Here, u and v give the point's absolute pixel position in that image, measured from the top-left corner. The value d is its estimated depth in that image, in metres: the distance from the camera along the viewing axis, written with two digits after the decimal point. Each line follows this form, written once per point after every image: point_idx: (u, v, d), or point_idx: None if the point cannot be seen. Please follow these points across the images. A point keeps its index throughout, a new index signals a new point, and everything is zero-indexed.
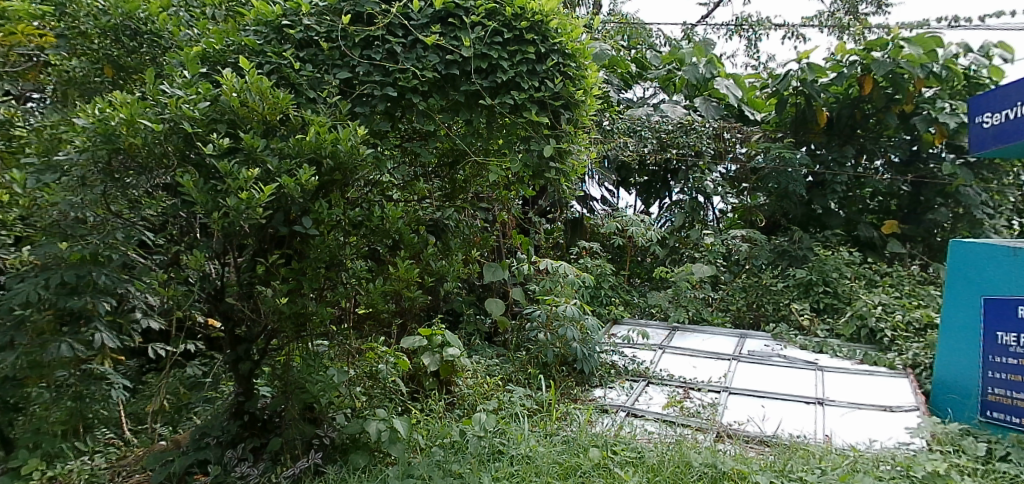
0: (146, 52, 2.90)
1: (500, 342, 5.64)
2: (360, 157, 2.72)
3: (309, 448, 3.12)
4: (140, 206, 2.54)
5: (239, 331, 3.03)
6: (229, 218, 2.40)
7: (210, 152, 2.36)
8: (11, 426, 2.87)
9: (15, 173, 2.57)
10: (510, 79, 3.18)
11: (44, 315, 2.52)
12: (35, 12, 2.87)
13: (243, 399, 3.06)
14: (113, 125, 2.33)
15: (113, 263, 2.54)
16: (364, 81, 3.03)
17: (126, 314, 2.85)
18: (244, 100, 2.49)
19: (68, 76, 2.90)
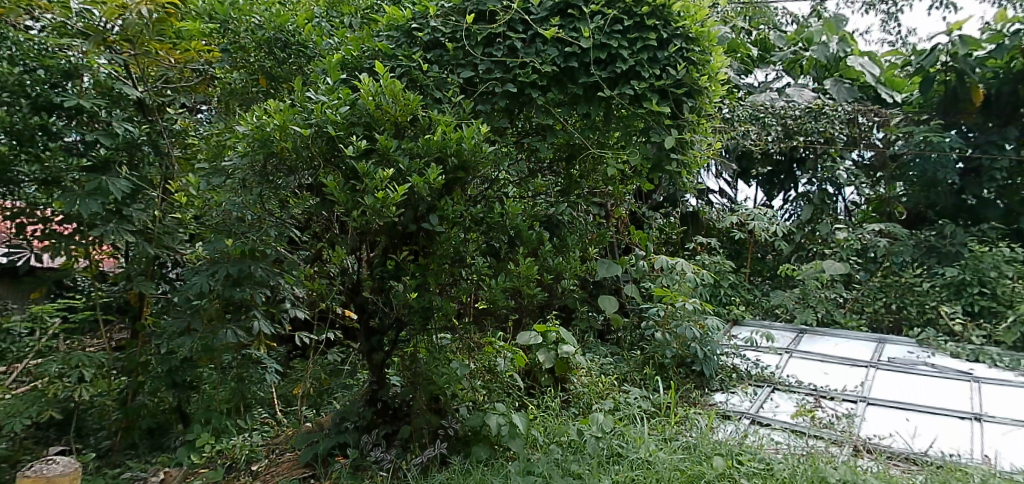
0: (293, 62, 3.11)
1: (613, 340, 5.57)
2: (482, 155, 2.75)
3: (435, 438, 3.24)
4: (288, 206, 2.74)
5: (372, 323, 3.19)
6: (366, 216, 2.54)
7: (350, 153, 2.50)
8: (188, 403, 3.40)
9: (194, 178, 2.88)
10: (630, 68, 3.06)
11: (213, 304, 2.83)
12: (205, 30, 3.15)
13: (377, 387, 3.24)
14: (268, 130, 2.51)
15: (267, 258, 2.81)
16: (485, 79, 3.06)
17: (277, 304, 3.13)
18: (379, 103, 2.61)
19: (231, 88, 3.19)
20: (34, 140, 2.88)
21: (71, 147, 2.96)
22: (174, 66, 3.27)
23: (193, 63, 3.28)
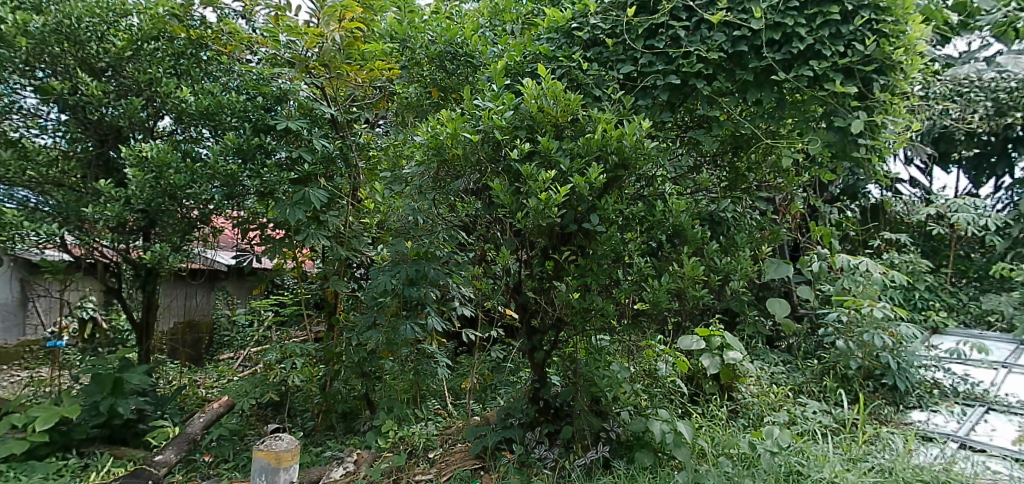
0: (462, 73, 3.25)
1: (783, 347, 5.14)
2: (644, 152, 2.68)
3: (597, 440, 3.21)
4: (456, 209, 2.94)
5: (534, 322, 3.27)
6: (530, 217, 2.60)
7: (514, 157, 2.58)
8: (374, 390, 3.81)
9: (378, 184, 3.25)
10: (808, 48, 2.79)
11: (393, 301, 3.21)
12: (386, 51, 3.41)
13: (539, 385, 3.31)
14: (442, 139, 2.69)
15: (439, 259, 3.05)
16: (646, 72, 2.98)
17: (448, 303, 3.45)
18: (541, 105, 2.67)
19: (407, 101, 3.41)
20: (255, 158, 3.33)
21: (281, 162, 3.39)
22: (361, 84, 3.57)
23: (376, 81, 3.60)
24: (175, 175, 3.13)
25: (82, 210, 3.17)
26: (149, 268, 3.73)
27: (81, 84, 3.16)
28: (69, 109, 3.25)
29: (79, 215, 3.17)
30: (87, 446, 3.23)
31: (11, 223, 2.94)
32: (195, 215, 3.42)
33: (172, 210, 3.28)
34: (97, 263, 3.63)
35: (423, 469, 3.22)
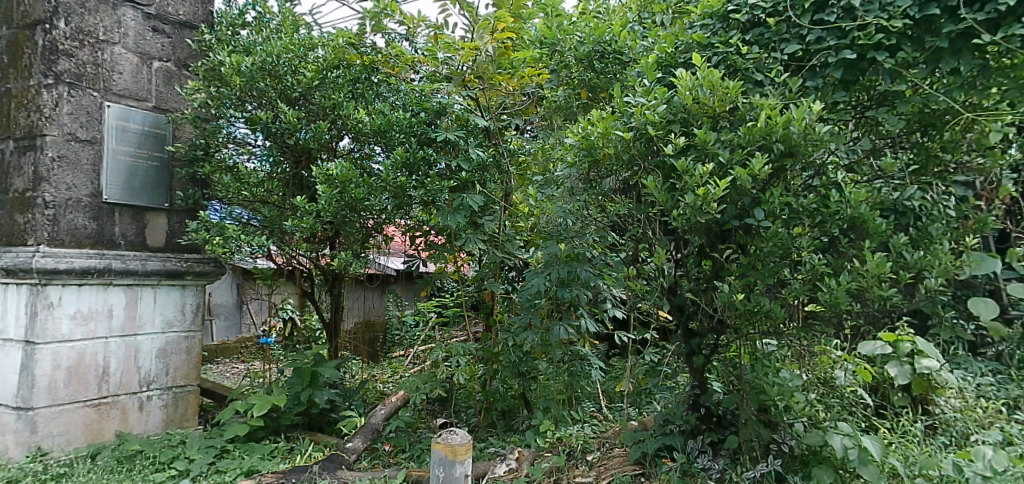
0: (612, 71, 3.30)
1: (992, 356, 4.42)
2: (816, 137, 2.44)
3: (767, 453, 2.98)
4: (606, 209, 3.08)
5: (692, 325, 3.15)
6: (688, 215, 2.52)
7: (668, 152, 2.54)
8: (532, 390, 3.97)
9: (530, 187, 3.56)
10: (1020, 2, 2.37)
11: (546, 303, 3.49)
12: (538, 57, 3.60)
13: (699, 392, 3.20)
14: (593, 139, 2.81)
15: (589, 261, 3.33)
16: (816, 50, 2.74)
17: (599, 304, 3.69)
18: (697, 96, 2.60)
19: (555, 104, 3.56)
20: (420, 170, 3.60)
21: (442, 172, 3.66)
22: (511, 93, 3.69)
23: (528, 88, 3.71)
24: (356, 189, 3.47)
25: (284, 222, 3.59)
26: (335, 273, 4.16)
27: (281, 114, 3.48)
28: (269, 134, 3.60)
29: (280, 228, 3.65)
30: (292, 431, 3.68)
31: (233, 236, 3.45)
32: (370, 224, 3.79)
33: (354, 221, 3.67)
34: (295, 271, 4.10)
35: (582, 471, 3.24)
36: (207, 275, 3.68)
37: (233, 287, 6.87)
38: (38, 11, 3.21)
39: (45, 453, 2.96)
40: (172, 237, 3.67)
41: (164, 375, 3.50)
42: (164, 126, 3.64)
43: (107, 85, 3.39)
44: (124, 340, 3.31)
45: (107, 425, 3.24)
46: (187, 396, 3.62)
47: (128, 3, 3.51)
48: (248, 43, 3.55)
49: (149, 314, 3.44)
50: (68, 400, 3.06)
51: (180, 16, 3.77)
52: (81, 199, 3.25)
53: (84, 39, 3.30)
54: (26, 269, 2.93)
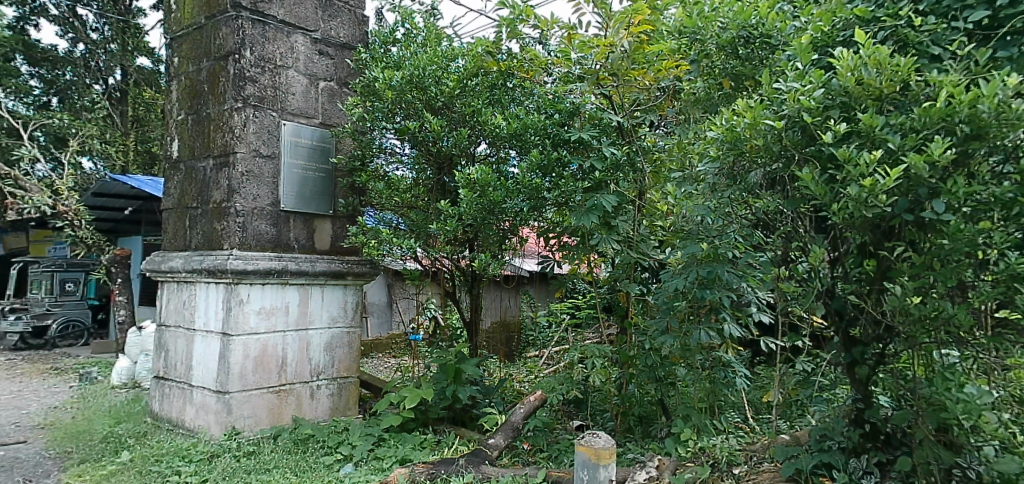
0: (760, 56, 3.10)
1: None
2: (1014, 115, 2.09)
3: (949, 480, 2.60)
4: (751, 206, 2.92)
5: (853, 332, 2.86)
6: (850, 209, 2.30)
7: (826, 141, 2.34)
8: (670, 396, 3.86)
9: (669, 184, 3.47)
10: None
11: (686, 306, 3.35)
12: (676, 48, 3.44)
13: (862, 406, 2.89)
14: (739, 130, 2.67)
15: (731, 261, 3.15)
16: (1010, 14, 2.36)
17: (743, 308, 3.51)
18: (860, 77, 2.36)
19: (695, 97, 3.36)
20: (555, 170, 3.64)
21: (575, 173, 3.66)
22: (649, 85, 3.59)
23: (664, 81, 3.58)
24: (494, 192, 3.58)
25: (429, 226, 3.81)
26: (473, 274, 4.35)
27: (426, 123, 3.68)
28: (416, 143, 3.82)
29: (425, 232, 3.88)
30: (439, 424, 3.91)
31: (386, 239, 3.72)
32: (505, 226, 3.88)
33: (492, 224, 3.78)
34: (435, 271, 4.37)
35: None
36: (365, 275, 4.02)
37: (385, 286, 7.41)
38: (229, 43, 3.66)
39: (238, 432, 3.37)
40: (336, 241, 4.04)
41: (330, 367, 3.85)
42: (329, 140, 4.02)
43: (282, 106, 3.80)
44: (298, 334, 3.69)
45: (286, 409, 3.62)
46: (348, 386, 3.95)
47: (298, 30, 3.90)
48: (397, 59, 3.80)
49: (318, 310, 3.80)
50: (255, 386, 3.46)
51: (341, 38, 4.13)
52: (263, 208, 3.67)
53: (264, 66, 3.73)
54: (222, 269, 3.37)
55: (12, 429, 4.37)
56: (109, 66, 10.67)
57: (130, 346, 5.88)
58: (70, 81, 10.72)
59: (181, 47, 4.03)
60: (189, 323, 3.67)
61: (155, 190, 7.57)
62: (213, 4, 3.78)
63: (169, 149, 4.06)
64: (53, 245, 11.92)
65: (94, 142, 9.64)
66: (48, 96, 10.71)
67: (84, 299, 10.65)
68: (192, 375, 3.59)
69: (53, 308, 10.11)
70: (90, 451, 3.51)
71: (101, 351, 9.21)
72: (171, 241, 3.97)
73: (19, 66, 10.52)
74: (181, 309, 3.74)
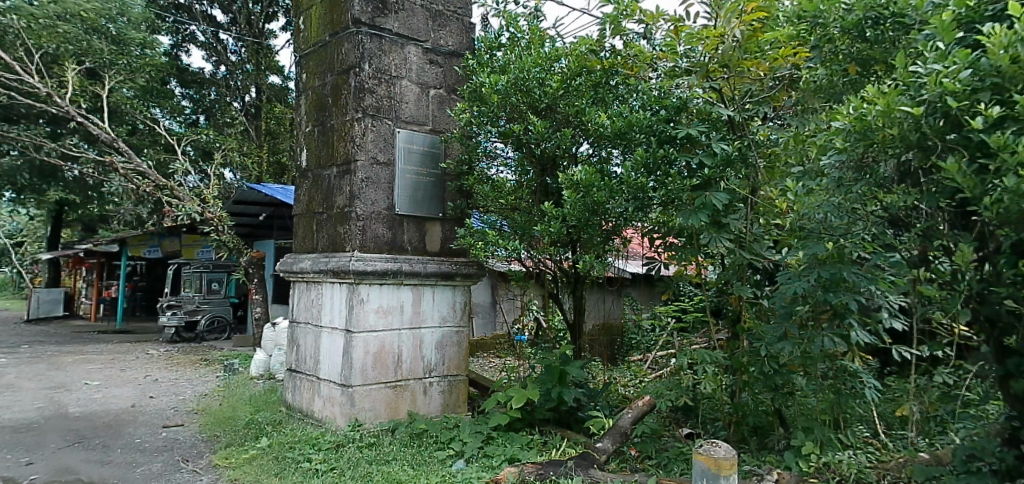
0: (892, 37, 2.83)
1: None
2: None
3: None
4: (881, 200, 2.68)
5: (1009, 340, 2.46)
6: (1007, 203, 2.03)
7: (977, 126, 2.08)
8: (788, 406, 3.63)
9: (786, 179, 3.24)
10: None
11: (807, 309, 3.08)
12: (794, 35, 3.23)
13: (1020, 425, 2.53)
14: (870, 119, 2.46)
15: (858, 261, 2.83)
16: None
17: (873, 313, 3.13)
18: (1014, 55, 2.11)
19: (815, 86, 3.19)
20: (661, 169, 3.52)
21: (681, 171, 3.48)
22: (762, 77, 3.44)
23: (779, 70, 3.42)
24: (598, 193, 3.53)
25: (533, 228, 3.84)
26: (577, 275, 4.33)
27: (531, 125, 3.70)
28: (520, 146, 3.86)
29: (529, 235, 3.90)
30: (545, 425, 3.95)
31: (492, 241, 3.79)
32: (609, 227, 3.86)
33: (596, 224, 3.76)
34: (540, 272, 4.39)
35: None
36: (472, 276, 4.13)
37: (489, 287, 7.55)
38: (351, 58, 3.91)
39: (361, 424, 3.57)
40: (445, 242, 4.18)
41: (441, 365, 3.98)
42: (438, 145, 4.17)
43: (397, 114, 3.99)
44: (412, 332, 3.85)
45: (402, 404, 3.78)
46: (458, 384, 4.06)
47: (411, 41, 4.08)
48: (502, 63, 3.85)
49: (429, 310, 3.94)
50: (375, 381, 3.65)
51: (449, 47, 4.26)
52: (380, 212, 3.87)
53: (381, 77, 3.94)
54: (345, 270, 3.59)
55: (173, 412, 4.93)
56: (245, 84, 11.78)
57: (266, 341, 6.39)
58: (213, 100, 11.93)
59: (308, 64, 4.35)
60: (316, 320, 3.94)
61: (285, 198, 8.17)
62: (336, 22, 4.04)
63: (298, 158, 4.39)
64: (200, 248, 13.29)
65: (234, 154, 10.64)
66: (196, 114, 12.03)
67: (226, 296, 11.78)
68: (319, 369, 3.85)
69: (202, 304, 11.28)
70: (235, 435, 3.88)
71: (242, 344, 10.15)
72: (301, 244, 4.29)
73: (175, 89, 11.74)
74: (310, 307, 4.02)
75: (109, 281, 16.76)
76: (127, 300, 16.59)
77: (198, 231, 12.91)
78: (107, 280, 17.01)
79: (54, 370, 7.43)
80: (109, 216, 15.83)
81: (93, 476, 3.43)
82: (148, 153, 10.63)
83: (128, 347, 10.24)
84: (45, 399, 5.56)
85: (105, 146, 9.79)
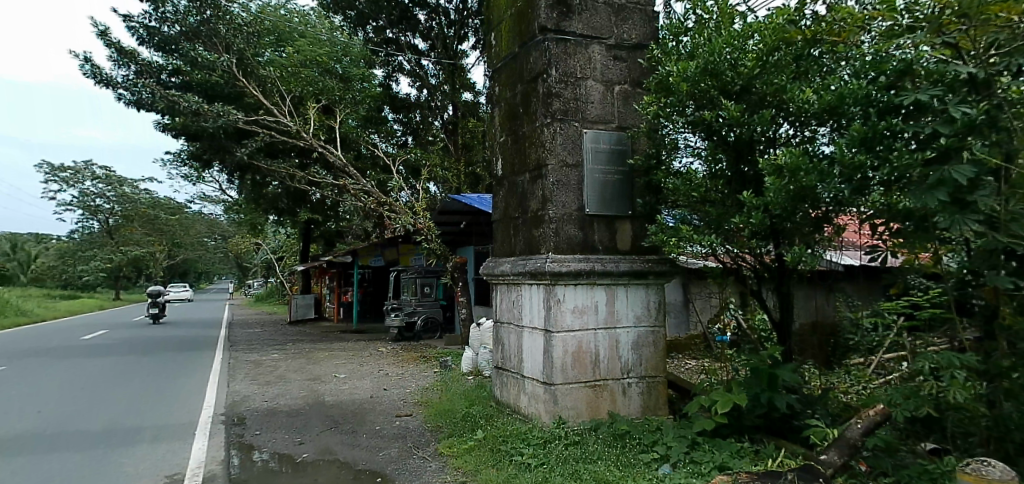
0: None
1: None
2: None
3: None
4: None
5: None
6: None
7: None
8: None
9: None
10: None
11: None
12: None
13: None
14: None
15: None
16: None
17: None
18: None
19: None
20: (883, 143, 3.01)
21: (909, 145, 2.96)
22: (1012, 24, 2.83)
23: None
24: (806, 177, 3.17)
25: (730, 220, 3.57)
26: (783, 269, 3.95)
27: (724, 110, 3.47)
28: (711, 133, 3.64)
29: (725, 228, 3.63)
30: (756, 433, 3.66)
31: (686, 237, 3.62)
32: (817, 213, 3.48)
33: (803, 212, 3.39)
34: (740, 267, 4.09)
35: None
36: (666, 273, 4.00)
37: (682, 285, 7.26)
38: (539, 65, 4.04)
39: (565, 422, 3.65)
40: (636, 240, 4.12)
41: (639, 365, 3.91)
42: (625, 142, 4.12)
43: (583, 115, 4.03)
44: (608, 332, 3.84)
45: (603, 404, 3.79)
46: (657, 386, 3.96)
47: (595, 40, 4.09)
48: (690, 49, 3.67)
49: (624, 309, 3.90)
50: (575, 380, 3.71)
51: (633, 40, 4.20)
52: (572, 213, 3.94)
53: (567, 80, 4.01)
54: (542, 272, 3.71)
55: (402, 404, 5.53)
56: (444, 105, 12.63)
57: (474, 339, 6.85)
58: (419, 121, 13.15)
59: (500, 77, 4.61)
60: (518, 320, 4.13)
61: (484, 207, 8.62)
62: (524, 33, 4.21)
63: (495, 167, 4.67)
64: (412, 257, 14.78)
65: (438, 170, 11.82)
66: (405, 136, 13.38)
67: (437, 299, 12.89)
68: (523, 367, 4.03)
69: (418, 306, 12.51)
70: (455, 427, 4.22)
71: (453, 343, 11.01)
72: (501, 248, 4.54)
73: (388, 115, 13.13)
74: (511, 308, 4.23)
75: (345, 288, 19.40)
76: (358, 304, 19.04)
77: (412, 241, 14.35)
78: (343, 287, 19.71)
79: (311, 364, 8.86)
80: (343, 231, 18.32)
81: (346, 456, 3.98)
82: (371, 175, 12.18)
83: (361, 345, 11.77)
84: (308, 388, 6.60)
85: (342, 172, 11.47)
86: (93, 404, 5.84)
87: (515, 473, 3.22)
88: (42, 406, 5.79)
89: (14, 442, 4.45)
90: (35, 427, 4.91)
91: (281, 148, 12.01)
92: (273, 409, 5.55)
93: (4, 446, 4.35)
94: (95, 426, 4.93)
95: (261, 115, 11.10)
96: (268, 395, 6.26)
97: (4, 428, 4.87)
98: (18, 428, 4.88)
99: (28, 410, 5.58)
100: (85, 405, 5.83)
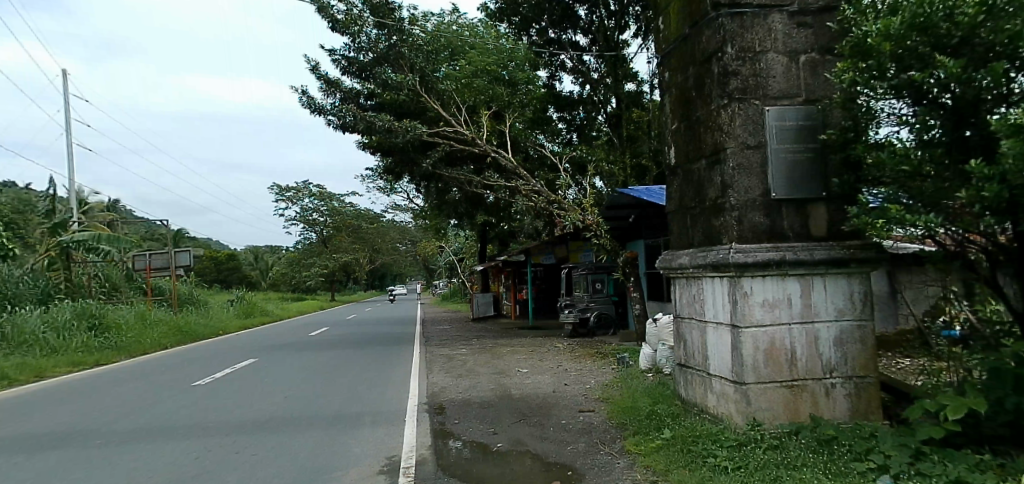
0: None
1: None
2: None
3: None
4: None
5: None
6: None
7: None
8: None
9: None
10: None
11: None
12: None
13: None
14: None
15: None
16: None
17: None
18: None
19: None
20: None
21: None
22: None
23: None
24: None
25: (953, 195, 3.04)
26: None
27: (941, 68, 2.94)
28: (921, 96, 3.14)
29: (946, 204, 3.12)
30: (999, 445, 3.08)
31: (894, 218, 3.15)
32: None
33: None
34: (967, 249, 3.50)
35: None
36: (872, 260, 3.55)
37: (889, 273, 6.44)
38: (712, 44, 3.83)
39: (760, 424, 3.41)
40: (833, 225, 3.72)
41: (844, 364, 3.51)
42: (815, 116, 3.73)
43: (764, 92, 3.73)
44: (805, 326, 3.50)
45: (803, 406, 3.48)
46: (868, 388, 3.53)
47: (774, 9, 3.76)
48: (891, 2, 3.17)
49: (823, 302, 3.54)
50: (769, 379, 3.44)
51: (820, 2, 3.78)
52: (755, 198, 3.68)
53: (745, 56, 3.74)
54: (725, 263, 3.51)
55: (585, 399, 5.60)
56: (606, 97, 12.70)
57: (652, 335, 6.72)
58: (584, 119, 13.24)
59: (670, 61, 4.45)
60: (700, 315, 3.95)
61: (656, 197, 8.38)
62: (695, 12, 4.01)
63: (669, 156, 4.53)
64: (582, 253, 14.95)
65: (604, 165, 11.79)
66: (571, 134, 13.64)
67: (609, 295, 12.85)
68: (709, 364, 3.84)
69: (591, 302, 12.60)
70: (640, 424, 4.15)
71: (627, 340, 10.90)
72: (678, 240, 4.39)
73: (553, 115, 13.40)
74: (692, 302, 4.07)
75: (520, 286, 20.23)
76: (532, 301, 19.65)
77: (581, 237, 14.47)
78: (518, 285, 20.55)
79: (495, 358, 9.36)
80: (515, 231, 19.09)
81: (538, 448, 4.10)
82: (540, 175, 12.52)
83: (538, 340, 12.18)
84: (495, 382, 6.96)
85: (513, 174, 11.94)
86: (321, 392, 6.70)
87: (710, 475, 3.07)
88: (285, 392, 6.80)
89: (268, 423, 5.26)
90: (281, 411, 5.77)
91: (460, 156, 12.81)
92: (467, 400, 5.93)
93: (262, 426, 5.15)
94: (325, 411, 5.66)
95: (442, 126, 11.93)
96: (461, 387, 6.72)
97: (259, 411, 5.79)
98: (270, 411, 5.76)
99: (277, 396, 6.58)
100: (317, 392, 6.72)
